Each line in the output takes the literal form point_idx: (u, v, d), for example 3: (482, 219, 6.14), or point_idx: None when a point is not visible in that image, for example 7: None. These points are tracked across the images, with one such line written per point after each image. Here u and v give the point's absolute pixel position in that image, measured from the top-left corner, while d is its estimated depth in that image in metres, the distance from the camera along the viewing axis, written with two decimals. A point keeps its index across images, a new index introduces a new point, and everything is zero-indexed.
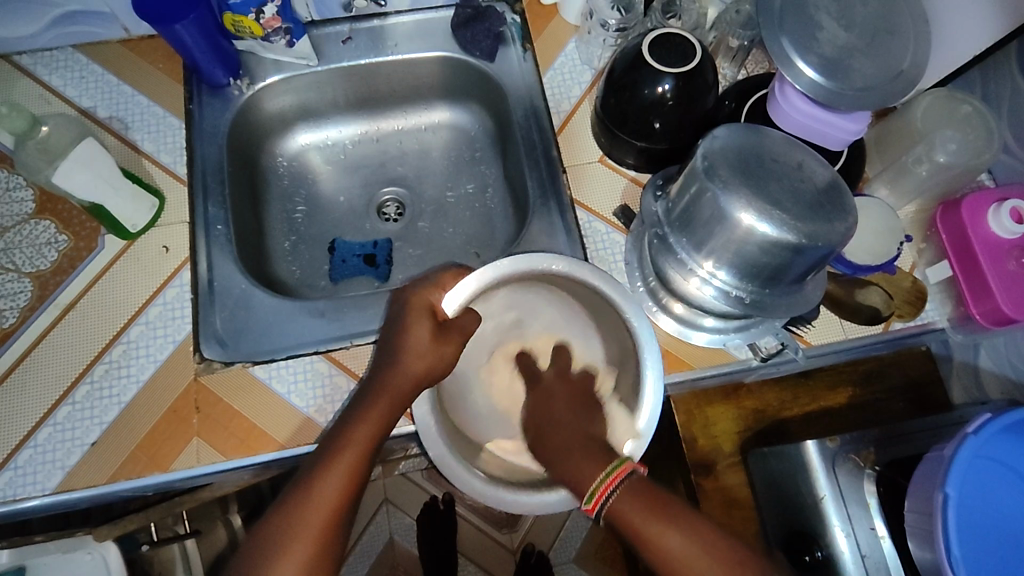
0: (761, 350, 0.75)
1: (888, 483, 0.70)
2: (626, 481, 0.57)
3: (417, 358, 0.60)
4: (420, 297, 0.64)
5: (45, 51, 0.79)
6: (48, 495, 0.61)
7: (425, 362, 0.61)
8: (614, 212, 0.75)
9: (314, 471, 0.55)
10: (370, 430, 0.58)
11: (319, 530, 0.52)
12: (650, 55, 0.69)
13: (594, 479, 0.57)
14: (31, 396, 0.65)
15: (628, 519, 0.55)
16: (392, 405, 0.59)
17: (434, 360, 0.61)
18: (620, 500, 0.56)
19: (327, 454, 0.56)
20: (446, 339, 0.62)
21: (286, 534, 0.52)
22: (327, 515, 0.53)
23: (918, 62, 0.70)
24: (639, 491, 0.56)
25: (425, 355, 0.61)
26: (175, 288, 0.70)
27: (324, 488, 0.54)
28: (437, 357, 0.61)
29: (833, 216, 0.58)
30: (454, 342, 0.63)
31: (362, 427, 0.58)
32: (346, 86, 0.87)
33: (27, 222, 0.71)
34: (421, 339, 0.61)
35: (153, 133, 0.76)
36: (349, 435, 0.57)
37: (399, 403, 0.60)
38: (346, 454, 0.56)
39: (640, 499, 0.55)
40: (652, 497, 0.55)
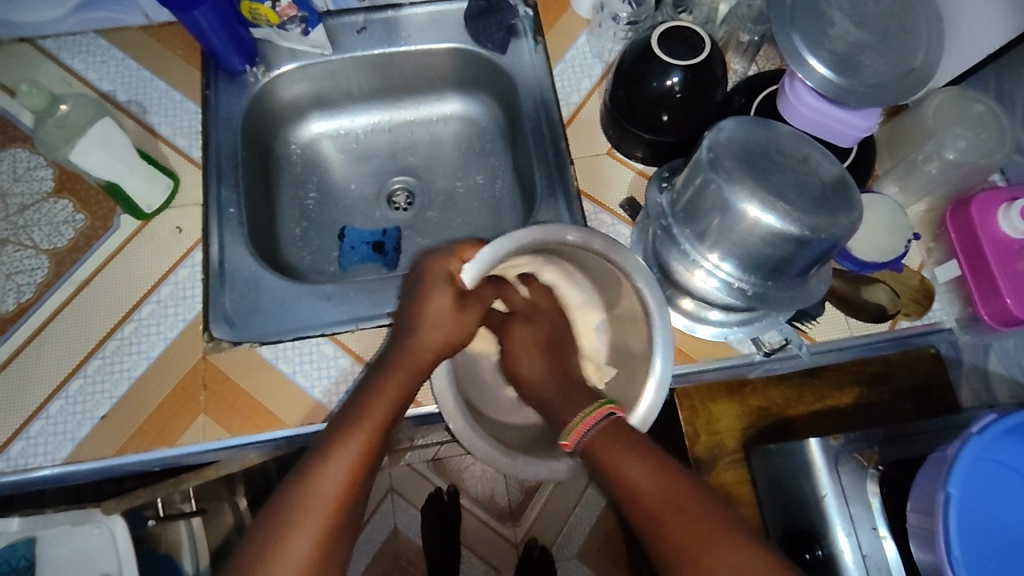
0: (765, 344, 0.71)
1: (892, 483, 0.71)
2: (605, 420, 0.60)
3: (436, 326, 0.63)
4: (437, 263, 0.65)
5: (68, 36, 0.81)
6: (59, 465, 0.63)
7: (444, 330, 0.63)
8: (620, 204, 0.76)
9: (328, 448, 0.55)
10: (384, 407, 0.58)
11: (331, 507, 0.53)
12: (660, 48, 0.69)
13: (574, 417, 0.62)
14: (45, 369, 0.66)
15: (600, 454, 0.58)
16: (406, 383, 0.60)
17: (452, 331, 0.63)
18: (596, 437, 0.59)
19: (338, 432, 0.56)
20: (466, 309, 0.65)
21: (296, 510, 0.52)
22: (337, 494, 0.53)
23: (930, 60, 0.70)
24: (615, 431, 0.59)
25: (443, 327, 0.63)
26: (186, 268, 0.71)
27: (337, 464, 0.54)
28: (457, 327, 0.64)
29: (838, 209, 0.57)
30: (473, 312, 0.66)
31: (376, 405, 0.58)
32: (360, 76, 0.88)
33: (46, 201, 0.73)
34: (441, 308, 0.63)
35: (170, 117, 0.78)
36: (363, 414, 0.57)
37: (412, 380, 0.61)
38: (360, 431, 0.56)
39: (614, 438, 0.59)
40: (625, 438, 0.58)
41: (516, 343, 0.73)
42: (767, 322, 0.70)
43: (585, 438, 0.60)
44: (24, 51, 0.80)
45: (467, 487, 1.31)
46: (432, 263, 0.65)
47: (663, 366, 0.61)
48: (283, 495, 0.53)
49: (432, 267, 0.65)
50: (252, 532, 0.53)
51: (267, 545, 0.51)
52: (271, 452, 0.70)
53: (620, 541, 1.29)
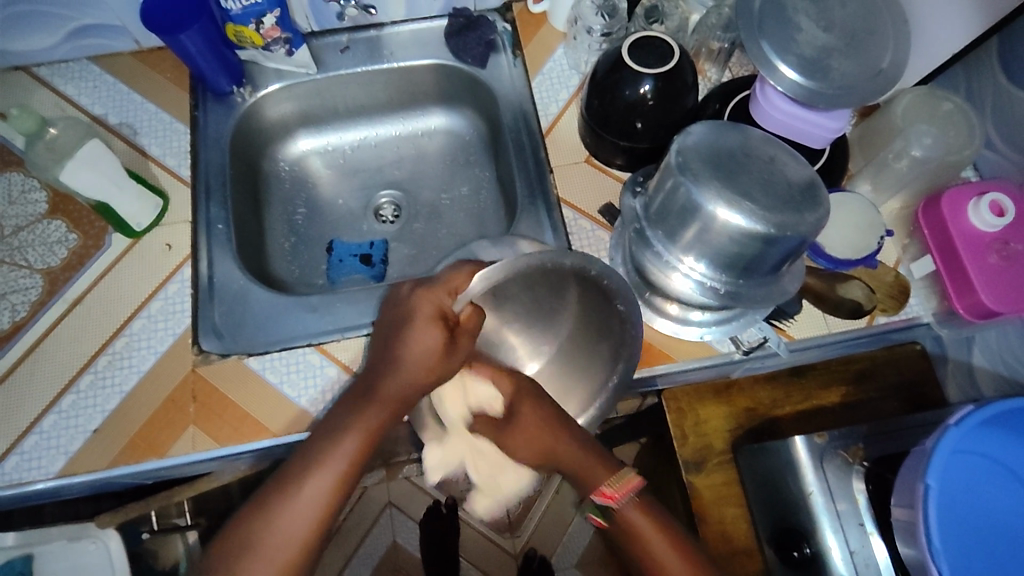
0: (744, 343, 0.71)
1: (877, 479, 0.72)
2: (634, 493, 0.61)
3: (420, 367, 0.58)
4: (425, 301, 0.59)
5: (61, 63, 0.84)
6: (52, 478, 0.64)
7: (426, 368, 0.58)
8: (599, 210, 0.77)
9: (301, 476, 0.55)
10: (359, 441, 0.56)
11: (298, 543, 0.53)
12: (629, 57, 0.72)
13: (602, 486, 0.62)
14: (38, 385, 0.68)
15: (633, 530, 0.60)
16: (390, 414, 0.58)
17: (437, 370, 0.59)
18: (628, 515, 0.60)
19: (315, 459, 0.55)
20: (453, 350, 0.60)
21: (258, 542, 0.52)
22: (305, 528, 0.53)
23: (898, 61, 0.72)
24: (648, 507, 0.60)
25: (426, 364, 0.58)
26: (176, 283, 0.73)
27: (307, 496, 0.54)
28: (440, 366, 0.59)
29: (803, 208, 0.59)
30: (459, 349, 0.60)
31: (351, 435, 0.56)
32: (345, 93, 0.90)
33: (40, 222, 0.76)
34: (429, 349, 0.58)
35: (160, 138, 0.80)
36: (339, 444, 0.56)
37: (392, 409, 0.58)
38: (330, 466, 0.55)
39: (648, 513, 0.60)
40: (653, 514, 0.60)
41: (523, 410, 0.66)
42: (742, 321, 0.71)
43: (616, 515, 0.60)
44: (19, 79, 0.83)
45: None
46: (418, 302, 0.59)
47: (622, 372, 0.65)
48: (248, 528, 0.53)
49: (418, 306, 0.59)
50: (208, 563, 0.53)
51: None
52: (260, 462, 0.72)
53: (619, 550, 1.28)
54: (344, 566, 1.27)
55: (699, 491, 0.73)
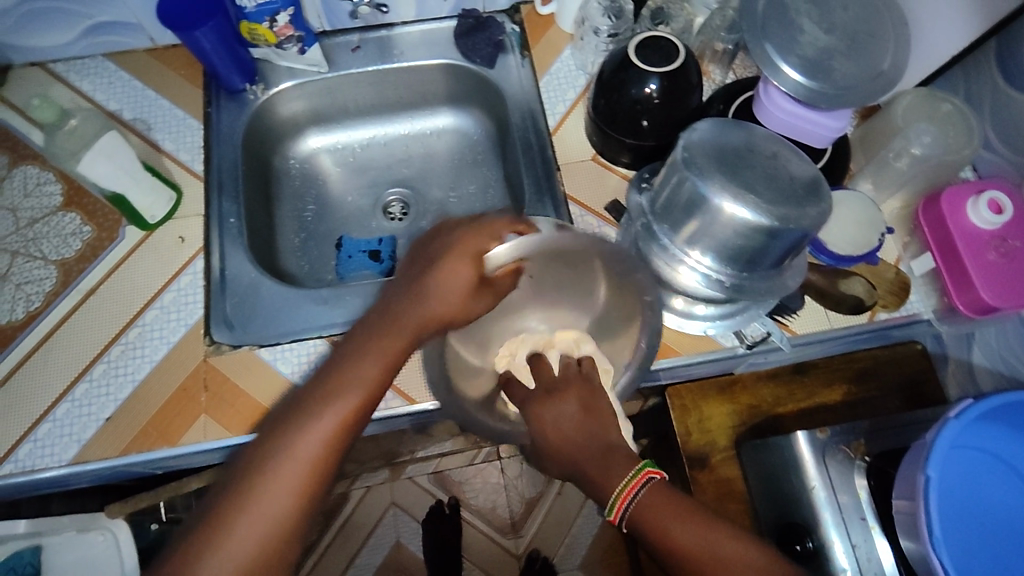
0: (747, 337, 0.73)
1: (878, 473, 0.72)
2: (644, 487, 0.56)
3: (444, 299, 0.56)
4: (465, 238, 0.58)
5: (76, 60, 0.86)
6: (64, 466, 0.65)
7: (446, 310, 0.56)
8: (605, 207, 0.78)
9: (309, 408, 0.50)
10: (377, 369, 0.52)
11: (306, 482, 0.49)
12: (636, 56, 0.73)
13: (619, 485, 0.56)
14: (52, 374, 0.69)
15: (650, 522, 0.54)
16: (406, 344, 0.54)
17: (460, 309, 0.57)
18: (641, 506, 0.55)
19: (324, 392, 0.51)
20: (478, 293, 0.58)
21: (263, 477, 0.48)
22: (310, 462, 0.49)
23: (898, 63, 0.73)
24: (664, 493, 0.56)
25: (460, 290, 0.56)
26: (188, 276, 0.74)
27: (316, 433, 0.49)
28: (463, 306, 0.57)
29: (806, 201, 0.60)
30: (486, 297, 0.59)
31: (365, 367, 0.52)
32: (355, 92, 0.92)
33: (55, 214, 0.77)
34: (455, 287, 0.56)
35: (173, 133, 0.82)
36: (350, 377, 0.52)
37: (409, 340, 0.54)
38: (341, 401, 0.51)
39: (664, 499, 0.55)
40: (671, 498, 0.55)
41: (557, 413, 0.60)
42: (746, 315, 0.72)
43: (631, 507, 0.55)
44: (34, 74, 0.84)
45: (468, 500, 1.32)
46: (457, 239, 0.58)
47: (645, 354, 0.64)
48: (260, 463, 0.49)
49: (456, 243, 0.58)
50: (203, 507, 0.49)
51: (234, 515, 0.47)
52: None
53: (621, 552, 1.29)
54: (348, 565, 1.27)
55: (702, 484, 0.75)
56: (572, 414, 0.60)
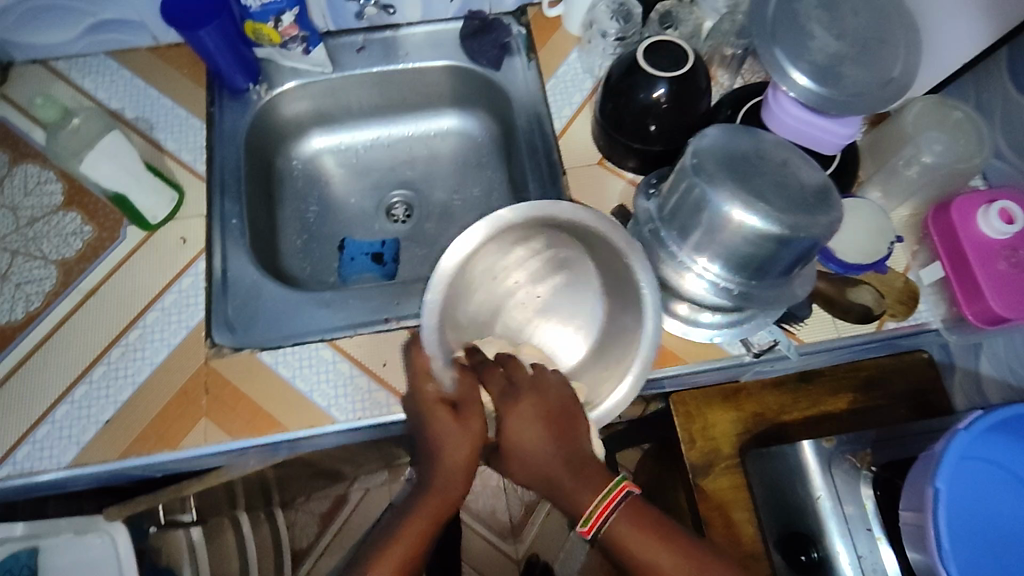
0: (754, 345, 0.72)
1: (885, 484, 0.73)
2: (623, 502, 0.58)
3: (447, 480, 0.61)
4: (420, 396, 0.64)
5: (78, 58, 0.85)
6: (63, 468, 0.64)
7: (458, 451, 0.61)
8: (611, 212, 0.77)
9: None
10: (407, 545, 0.60)
11: None
12: (644, 60, 0.72)
13: (590, 501, 0.58)
14: (52, 375, 0.68)
15: (626, 543, 0.57)
16: (443, 507, 0.61)
17: (471, 444, 0.61)
18: (618, 523, 0.57)
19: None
20: (466, 418, 0.62)
21: None
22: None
23: (908, 70, 0.73)
24: (638, 513, 0.58)
25: (455, 476, 0.61)
26: (190, 277, 0.73)
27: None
28: (477, 447, 0.61)
29: (817, 210, 0.59)
30: (478, 415, 0.62)
31: (398, 544, 0.60)
32: (359, 94, 0.91)
33: (55, 213, 0.76)
34: (447, 440, 0.61)
35: (176, 133, 0.81)
36: (387, 551, 0.59)
37: (444, 499, 0.61)
38: None
39: (638, 519, 0.58)
40: (645, 518, 0.58)
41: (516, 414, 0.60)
42: (754, 324, 0.71)
43: (606, 527, 0.57)
44: (36, 72, 0.83)
45: (468, 503, 1.31)
46: (414, 353, 0.65)
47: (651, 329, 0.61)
48: None
49: (415, 358, 0.65)
50: None
51: None
52: (270, 457, 0.72)
53: None
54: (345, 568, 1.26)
55: (707, 494, 0.74)
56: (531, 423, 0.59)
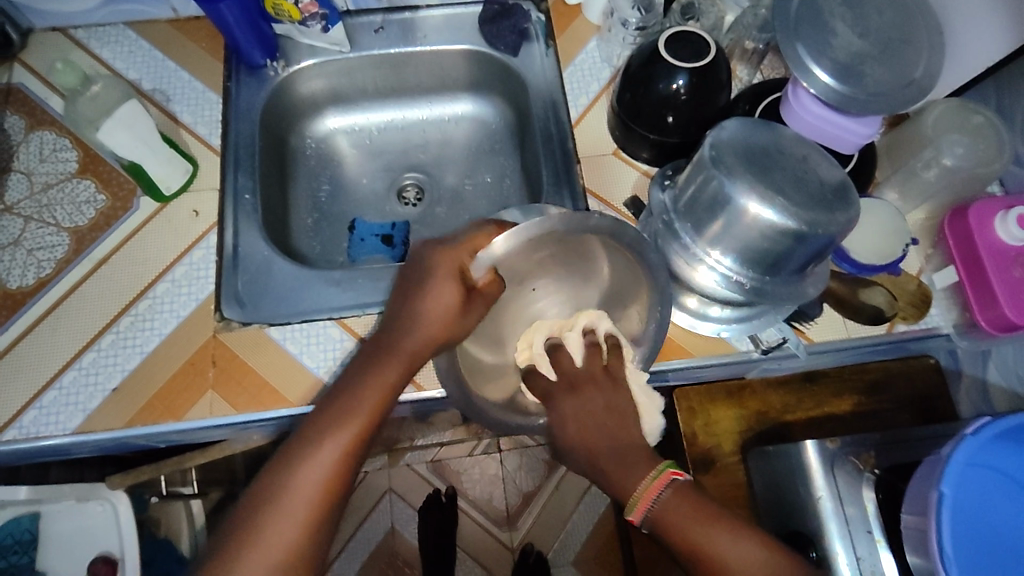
0: (762, 342, 0.71)
1: (888, 488, 0.70)
2: (668, 488, 0.55)
3: (433, 325, 0.56)
4: (444, 262, 0.58)
5: (98, 27, 0.85)
6: (69, 434, 0.64)
7: (442, 326, 0.56)
8: (624, 203, 0.77)
9: (306, 445, 0.52)
10: (375, 401, 0.54)
11: (318, 492, 0.51)
12: (665, 50, 0.71)
13: (641, 483, 0.55)
14: (61, 342, 0.68)
15: (672, 525, 0.54)
16: (406, 370, 0.56)
17: (454, 322, 0.56)
18: (667, 506, 0.54)
19: (324, 426, 0.53)
20: (469, 305, 0.57)
21: (286, 478, 0.51)
22: (313, 504, 0.50)
23: (931, 72, 0.72)
24: (687, 498, 0.54)
25: (430, 343, 0.56)
26: (201, 250, 0.73)
27: (327, 454, 0.51)
28: (456, 323, 0.57)
29: (835, 207, 0.59)
30: (479, 309, 0.58)
31: (367, 398, 0.54)
32: (375, 74, 0.91)
33: (70, 180, 0.76)
34: (443, 303, 0.56)
35: (192, 106, 0.81)
36: (355, 402, 0.54)
37: (411, 366, 0.56)
38: (337, 438, 0.52)
39: (687, 505, 0.54)
40: (695, 505, 0.54)
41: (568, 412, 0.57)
42: (764, 319, 0.70)
43: (654, 508, 0.54)
44: (55, 40, 0.84)
45: (466, 490, 1.32)
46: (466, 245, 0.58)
47: (649, 344, 0.64)
48: (285, 458, 0.51)
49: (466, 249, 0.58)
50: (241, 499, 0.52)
51: (257, 527, 0.49)
52: (274, 432, 0.72)
53: (617, 550, 1.28)
54: (341, 549, 1.27)
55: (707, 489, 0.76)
56: (594, 409, 0.57)
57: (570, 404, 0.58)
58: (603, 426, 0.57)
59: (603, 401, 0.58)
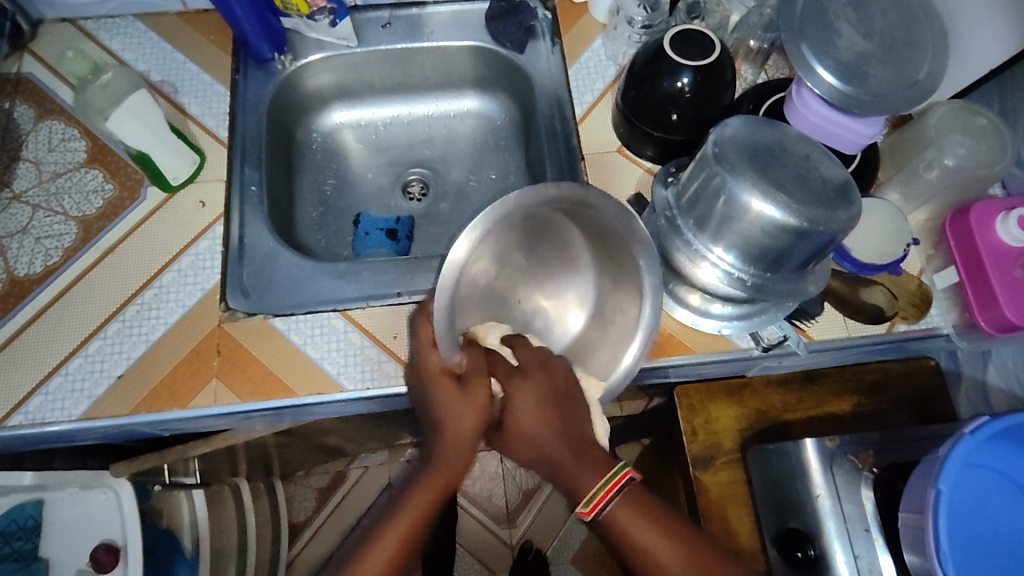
0: (763, 339, 0.72)
1: (886, 487, 0.72)
2: (626, 487, 0.58)
3: (451, 428, 0.61)
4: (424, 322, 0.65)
5: (107, 19, 0.85)
6: (75, 420, 0.65)
7: (460, 421, 0.61)
8: (628, 200, 0.78)
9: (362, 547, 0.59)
10: (423, 503, 0.61)
11: None
12: (670, 48, 0.72)
13: (592, 485, 0.57)
14: (67, 329, 0.69)
15: (625, 528, 0.58)
16: (451, 479, 0.61)
17: (474, 419, 0.60)
18: (619, 508, 0.58)
19: (378, 526, 0.60)
20: (470, 391, 0.61)
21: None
22: None
23: (934, 73, 0.72)
24: (636, 500, 0.59)
25: (464, 449, 0.61)
26: (207, 241, 0.74)
27: (381, 548, 0.59)
28: (474, 421, 0.60)
29: (836, 205, 0.59)
30: (480, 389, 0.61)
31: (416, 498, 0.61)
32: (382, 70, 0.92)
33: (78, 170, 0.77)
34: (449, 402, 0.61)
35: (200, 98, 0.81)
36: (406, 504, 0.61)
37: (455, 476, 0.61)
38: (387, 536, 0.59)
39: (636, 507, 0.58)
40: (644, 508, 0.58)
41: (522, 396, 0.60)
42: (765, 317, 0.70)
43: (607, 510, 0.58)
44: (64, 31, 0.84)
45: (466, 486, 1.33)
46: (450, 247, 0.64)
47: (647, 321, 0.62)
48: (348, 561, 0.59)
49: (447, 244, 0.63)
50: None
51: None
52: (278, 421, 0.72)
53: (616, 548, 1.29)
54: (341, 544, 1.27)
55: (705, 488, 0.75)
56: (546, 396, 0.60)
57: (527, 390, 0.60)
58: (553, 415, 0.59)
59: (552, 390, 0.60)
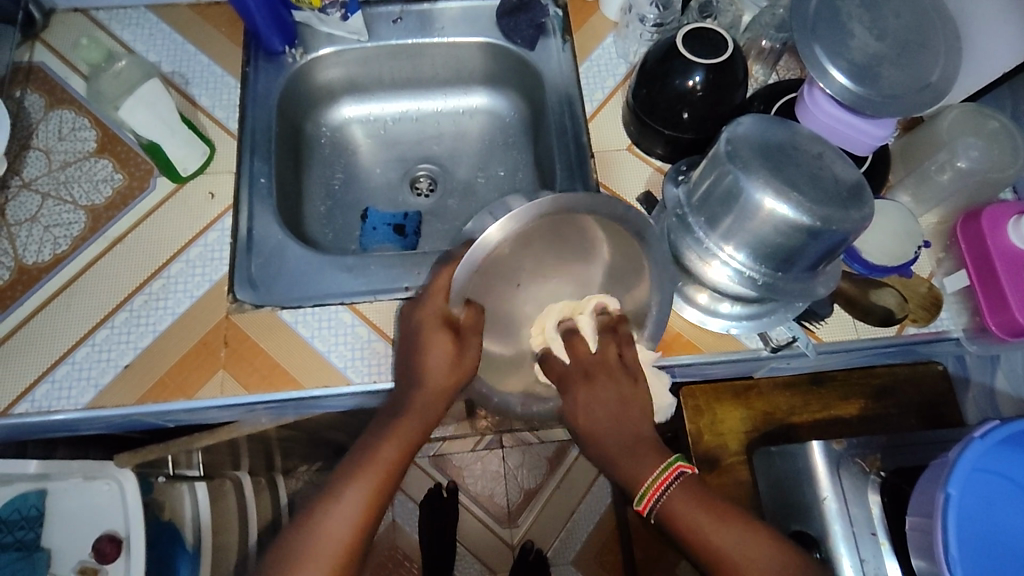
0: (772, 340, 0.71)
1: (893, 490, 0.69)
2: (679, 479, 0.58)
3: (438, 377, 0.61)
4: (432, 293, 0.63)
5: (119, 9, 0.86)
6: (81, 409, 0.65)
7: (443, 374, 0.61)
8: (637, 198, 0.78)
9: (330, 497, 0.57)
10: (394, 453, 0.59)
11: (345, 540, 0.55)
12: (683, 46, 0.72)
13: (650, 475, 0.58)
14: (75, 317, 0.69)
15: (681, 520, 0.57)
16: (423, 424, 0.61)
17: (460, 373, 0.61)
18: (675, 497, 0.57)
19: (350, 474, 0.58)
20: (464, 344, 0.61)
21: (313, 528, 0.55)
22: (339, 548, 0.55)
23: (947, 76, 0.72)
24: (693, 490, 0.58)
25: (437, 400, 0.61)
26: (215, 232, 0.73)
27: (350, 499, 0.57)
28: (459, 370, 0.61)
29: (850, 205, 0.59)
30: (472, 343, 0.61)
31: (386, 448, 0.59)
32: (392, 65, 0.92)
33: (88, 159, 0.77)
34: (441, 359, 0.61)
35: (210, 89, 0.81)
36: (374, 454, 0.59)
37: (428, 421, 0.62)
38: (359, 485, 0.57)
39: (694, 497, 0.57)
40: (702, 497, 0.57)
41: (586, 398, 0.60)
42: (773, 318, 0.70)
43: (663, 501, 0.57)
44: (77, 21, 0.84)
45: (467, 485, 1.32)
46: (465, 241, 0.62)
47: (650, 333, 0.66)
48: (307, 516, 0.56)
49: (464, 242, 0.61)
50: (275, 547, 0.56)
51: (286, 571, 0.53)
52: (284, 414, 0.72)
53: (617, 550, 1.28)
54: None
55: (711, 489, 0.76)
56: (607, 396, 0.60)
57: (591, 392, 0.60)
58: (616, 414, 0.60)
59: (618, 392, 0.60)
